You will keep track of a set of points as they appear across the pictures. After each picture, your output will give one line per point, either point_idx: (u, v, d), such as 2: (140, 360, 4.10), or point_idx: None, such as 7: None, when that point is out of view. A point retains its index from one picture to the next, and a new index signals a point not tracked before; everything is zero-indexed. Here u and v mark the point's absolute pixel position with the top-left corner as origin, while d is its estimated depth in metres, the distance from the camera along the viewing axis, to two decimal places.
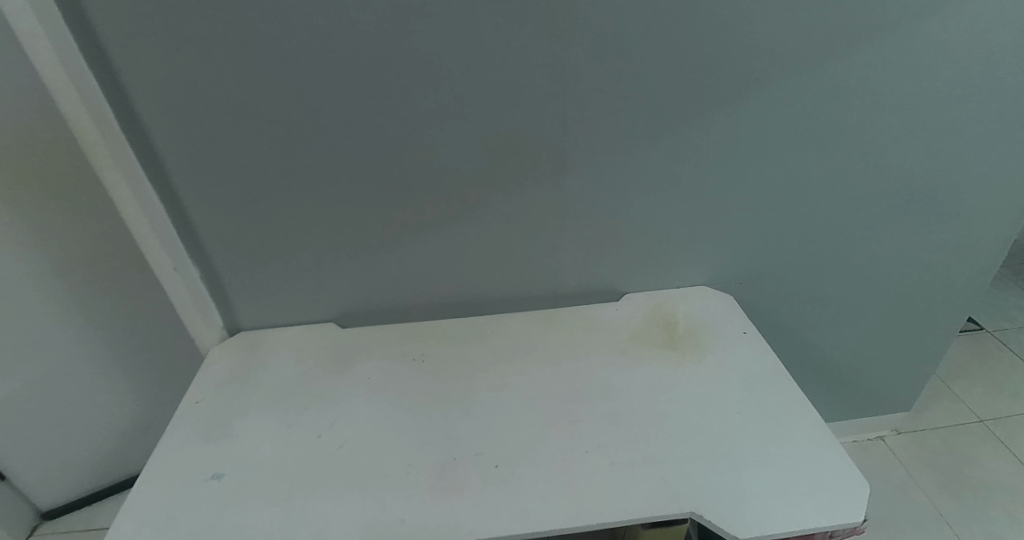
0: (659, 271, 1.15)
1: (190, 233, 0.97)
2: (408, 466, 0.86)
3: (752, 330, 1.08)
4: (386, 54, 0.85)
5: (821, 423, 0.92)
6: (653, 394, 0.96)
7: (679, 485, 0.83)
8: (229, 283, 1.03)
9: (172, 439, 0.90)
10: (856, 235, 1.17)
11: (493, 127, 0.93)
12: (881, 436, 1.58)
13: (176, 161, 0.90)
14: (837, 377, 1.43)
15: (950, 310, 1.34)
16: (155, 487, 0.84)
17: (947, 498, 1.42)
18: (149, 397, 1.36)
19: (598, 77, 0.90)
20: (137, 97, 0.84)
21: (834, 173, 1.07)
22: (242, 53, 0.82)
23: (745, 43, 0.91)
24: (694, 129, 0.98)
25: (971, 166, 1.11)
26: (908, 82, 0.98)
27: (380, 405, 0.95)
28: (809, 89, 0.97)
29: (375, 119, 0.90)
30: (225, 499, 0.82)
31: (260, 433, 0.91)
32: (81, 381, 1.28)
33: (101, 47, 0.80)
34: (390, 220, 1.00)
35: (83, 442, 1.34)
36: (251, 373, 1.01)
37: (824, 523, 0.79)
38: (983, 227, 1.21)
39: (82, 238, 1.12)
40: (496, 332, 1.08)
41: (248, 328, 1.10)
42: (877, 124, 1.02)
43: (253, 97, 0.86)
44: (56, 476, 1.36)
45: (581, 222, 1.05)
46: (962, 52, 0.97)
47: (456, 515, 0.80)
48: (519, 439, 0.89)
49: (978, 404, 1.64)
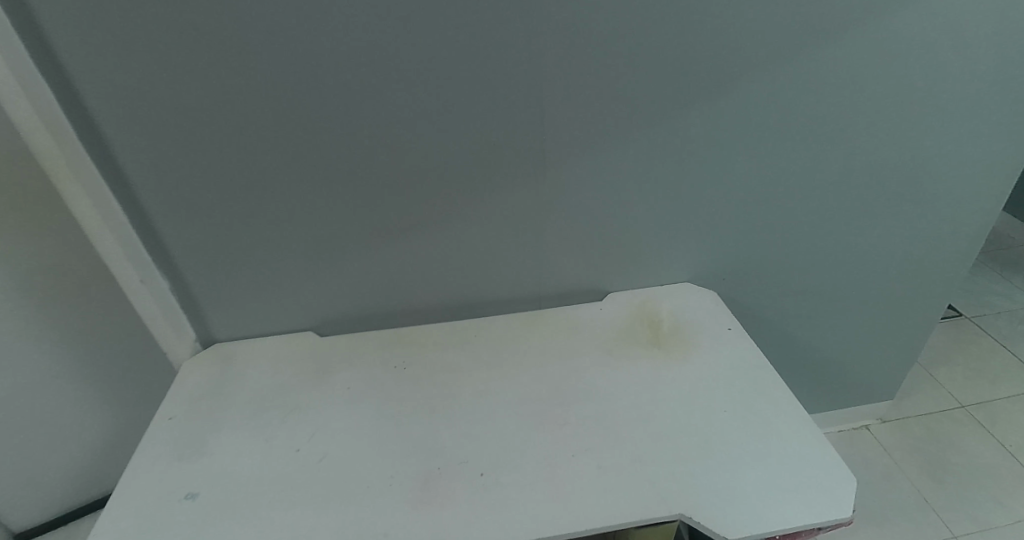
0: (642, 269, 1.13)
1: (157, 244, 0.94)
2: (390, 477, 0.84)
3: (736, 326, 1.08)
4: (355, 55, 0.82)
5: (807, 418, 0.91)
6: (638, 395, 0.94)
7: (668, 487, 0.82)
8: (200, 296, 1.00)
9: (144, 457, 0.87)
10: (837, 226, 1.16)
11: (470, 128, 0.91)
12: (866, 425, 1.58)
13: (139, 170, 0.87)
14: (821, 368, 1.43)
15: (930, 298, 1.35)
16: (125, 510, 0.80)
17: (932, 484, 1.43)
18: (124, 412, 1.32)
19: (574, 73, 0.88)
20: (93, 104, 0.81)
21: (814, 167, 1.07)
22: (204, 58, 0.79)
23: (721, 36, 0.89)
24: (672, 126, 0.96)
25: (948, 156, 1.12)
26: (884, 73, 0.98)
27: (361, 416, 0.92)
28: (787, 82, 0.96)
29: (347, 122, 0.87)
30: (200, 519, 0.79)
31: (236, 448, 0.88)
32: (51, 400, 1.23)
33: (52, 52, 0.76)
34: (366, 225, 0.97)
35: (55, 461, 1.30)
36: (226, 388, 0.97)
37: (813, 520, 0.79)
38: (961, 216, 1.22)
39: (46, 253, 1.08)
40: (479, 336, 1.06)
41: (223, 340, 1.07)
42: (856, 116, 1.02)
43: (217, 101, 0.83)
44: (28, 497, 1.31)
45: (562, 221, 1.03)
46: (936, 42, 0.96)
47: (440, 526, 0.78)
48: (504, 446, 0.87)
49: (959, 390, 1.66)
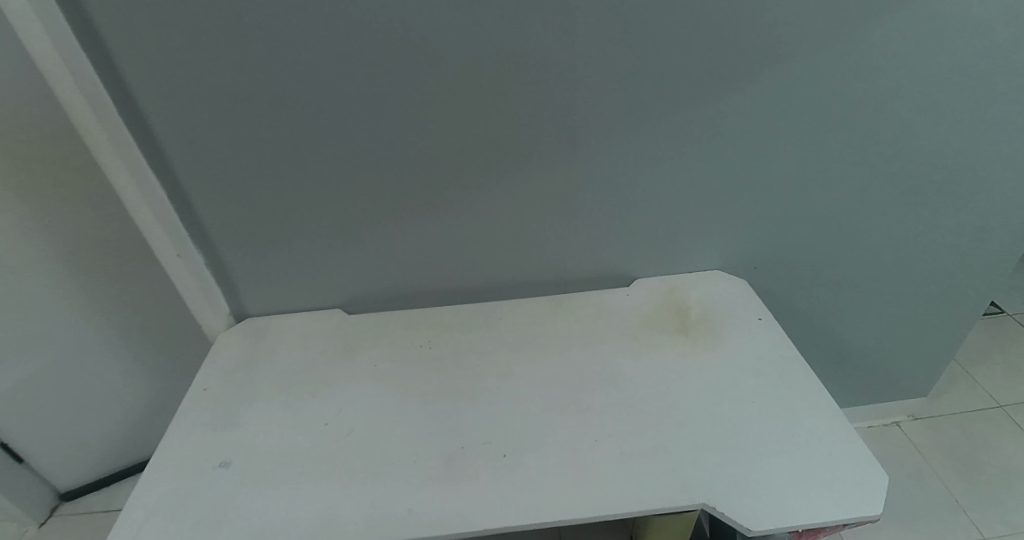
0: (669, 255, 1.12)
1: (191, 217, 0.96)
2: (415, 455, 0.85)
3: (767, 317, 1.06)
4: (386, 32, 0.81)
5: (838, 412, 0.90)
6: (664, 382, 0.94)
7: (691, 476, 0.81)
8: (234, 270, 1.03)
9: (179, 426, 0.90)
10: (873, 216, 1.13)
11: (499, 108, 0.90)
12: (897, 421, 1.55)
13: (175, 145, 0.88)
14: (851, 363, 1.40)
15: (971, 293, 1.31)
16: (161, 476, 0.83)
17: (965, 485, 1.40)
18: (161, 381, 1.36)
19: (604, 56, 0.87)
20: (133, 79, 0.82)
21: (853, 155, 1.03)
22: (239, 35, 0.80)
23: (758, 19, 0.87)
24: (707, 109, 0.94)
25: (999, 145, 1.07)
26: (930, 58, 0.94)
27: (386, 393, 0.94)
28: (826, 67, 0.92)
29: (377, 101, 0.87)
30: (232, 487, 0.82)
31: (267, 421, 0.91)
32: (90, 368, 1.28)
33: (93, 25, 0.77)
34: (394, 203, 0.98)
35: (96, 426, 1.36)
36: (256, 362, 1.00)
37: (840, 516, 0.78)
38: (1008, 209, 1.17)
39: (87, 225, 1.12)
40: (504, 319, 1.06)
41: (255, 315, 1.09)
42: (901, 102, 0.98)
43: (250, 77, 0.83)
44: (72, 460, 1.38)
45: (590, 206, 1.02)
46: (989, 25, 0.92)
47: (462, 504, 0.79)
48: (527, 427, 0.88)
49: (997, 389, 1.61)
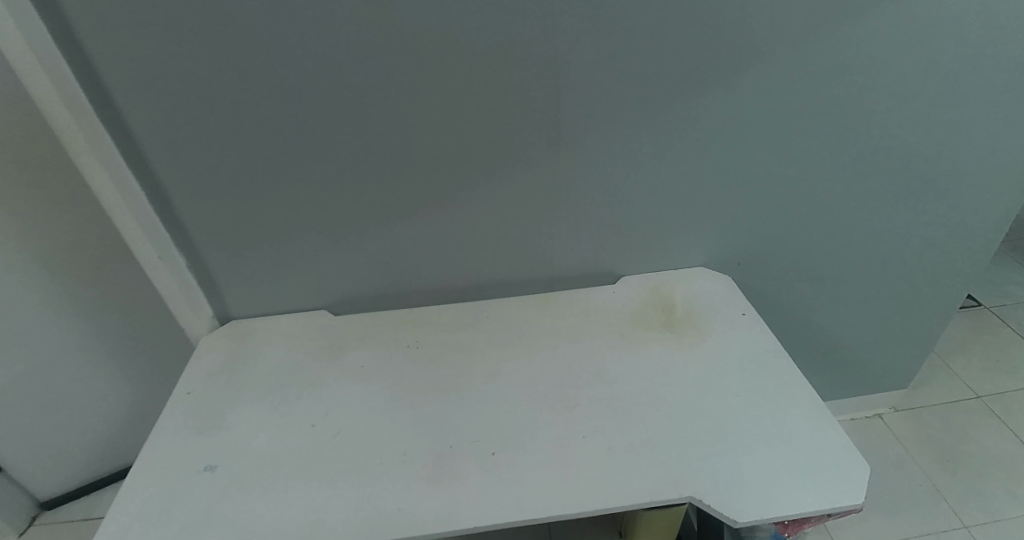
0: (654, 252, 1.13)
1: (173, 220, 0.95)
2: (404, 454, 0.85)
3: (751, 312, 1.07)
4: (368, 32, 0.81)
5: (821, 404, 0.91)
6: (650, 378, 0.95)
7: (678, 470, 0.82)
8: (217, 272, 1.02)
9: (162, 430, 0.89)
10: (854, 211, 1.15)
11: (482, 107, 0.90)
12: (879, 413, 1.57)
13: (155, 146, 0.87)
14: (834, 356, 1.42)
15: (948, 286, 1.33)
16: (144, 481, 0.82)
17: (946, 475, 1.42)
18: (143, 386, 1.35)
19: (587, 56, 0.87)
20: (110, 79, 0.81)
21: (833, 152, 1.05)
22: (220, 35, 0.79)
23: (737, 18, 0.88)
24: (689, 108, 0.95)
25: (976, 141, 1.09)
26: (906, 56, 0.96)
27: (373, 394, 0.94)
28: (804, 65, 0.94)
29: (361, 100, 0.87)
30: (218, 491, 0.81)
31: (253, 424, 0.90)
32: (70, 374, 1.26)
33: (69, 26, 0.76)
34: (379, 202, 0.97)
35: (78, 433, 1.34)
36: (241, 365, 0.99)
37: (823, 506, 0.79)
38: (983, 203, 1.19)
39: (66, 227, 1.10)
40: (491, 317, 1.07)
41: (239, 317, 1.08)
42: (877, 99, 1.00)
43: (231, 76, 0.82)
44: (53, 468, 1.36)
45: (574, 205, 1.03)
46: (961, 25, 0.94)
47: (451, 503, 0.79)
48: (515, 425, 0.88)
49: (975, 381, 1.64)
